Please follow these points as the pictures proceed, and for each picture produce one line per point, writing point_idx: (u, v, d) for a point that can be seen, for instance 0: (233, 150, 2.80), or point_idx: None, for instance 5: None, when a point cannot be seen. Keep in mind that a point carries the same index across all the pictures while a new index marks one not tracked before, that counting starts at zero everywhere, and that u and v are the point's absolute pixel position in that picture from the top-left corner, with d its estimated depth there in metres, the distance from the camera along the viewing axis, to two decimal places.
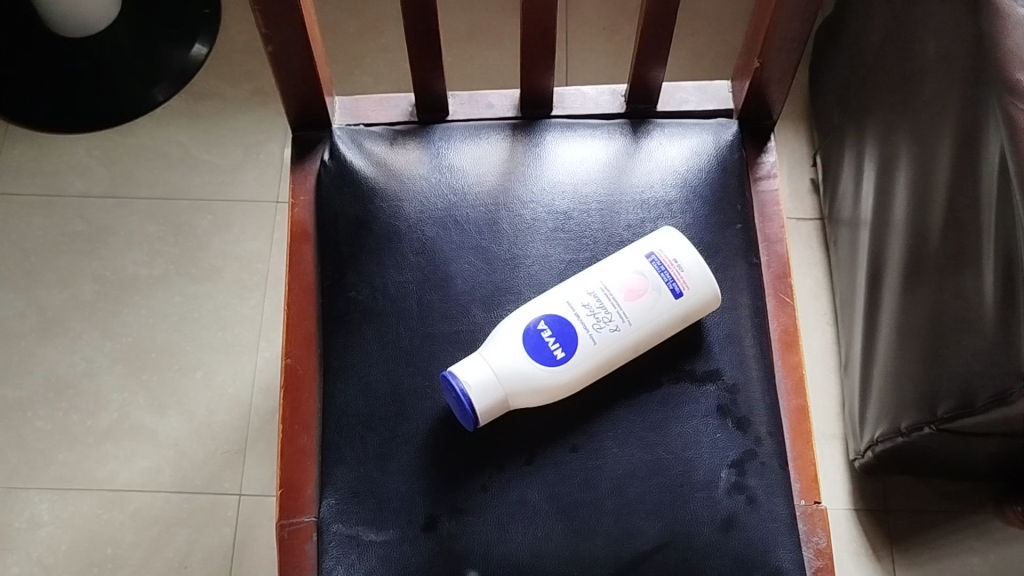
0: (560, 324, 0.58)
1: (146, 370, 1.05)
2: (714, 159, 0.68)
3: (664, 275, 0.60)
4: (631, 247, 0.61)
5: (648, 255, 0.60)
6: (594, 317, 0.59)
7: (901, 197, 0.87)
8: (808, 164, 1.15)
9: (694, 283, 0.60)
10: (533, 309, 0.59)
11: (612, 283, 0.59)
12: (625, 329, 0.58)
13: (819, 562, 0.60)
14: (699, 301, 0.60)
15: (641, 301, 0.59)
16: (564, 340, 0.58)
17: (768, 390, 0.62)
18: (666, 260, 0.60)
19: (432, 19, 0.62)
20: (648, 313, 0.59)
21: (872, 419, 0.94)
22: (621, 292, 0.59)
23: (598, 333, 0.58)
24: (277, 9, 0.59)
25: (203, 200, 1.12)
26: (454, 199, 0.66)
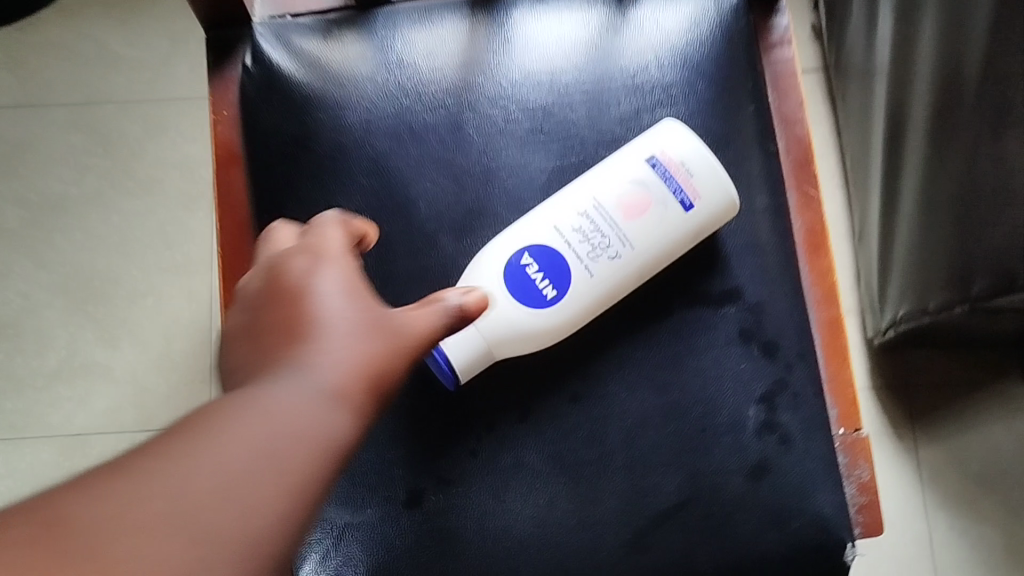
0: (550, 255, 0.49)
1: (92, 301, 0.94)
2: (717, 27, 0.56)
3: (669, 184, 0.50)
4: (627, 149, 0.51)
5: (649, 160, 0.50)
6: (589, 245, 0.49)
7: (926, 40, 0.74)
8: (808, 8, 1.02)
9: (706, 191, 0.50)
10: (512, 236, 0.50)
11: (607, 198, 0.50)
12: (627, 256, 0.49)
13: (864, 498, 0.52)
14: (714, 211, 0.50)
15: (644, 218, 0.50)
16: (555, 275, 0.49)
17: (796, 306, 0.53)
18: (670, 163, 0.50)
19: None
20: (652, 233, 0.50)
21: (893, 298, 0.85)
22: (618, 211, 0.50)
23: (594, 264, 0.49)
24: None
25: (130, 102, 0.98)
26: (408, 101, 0.55)
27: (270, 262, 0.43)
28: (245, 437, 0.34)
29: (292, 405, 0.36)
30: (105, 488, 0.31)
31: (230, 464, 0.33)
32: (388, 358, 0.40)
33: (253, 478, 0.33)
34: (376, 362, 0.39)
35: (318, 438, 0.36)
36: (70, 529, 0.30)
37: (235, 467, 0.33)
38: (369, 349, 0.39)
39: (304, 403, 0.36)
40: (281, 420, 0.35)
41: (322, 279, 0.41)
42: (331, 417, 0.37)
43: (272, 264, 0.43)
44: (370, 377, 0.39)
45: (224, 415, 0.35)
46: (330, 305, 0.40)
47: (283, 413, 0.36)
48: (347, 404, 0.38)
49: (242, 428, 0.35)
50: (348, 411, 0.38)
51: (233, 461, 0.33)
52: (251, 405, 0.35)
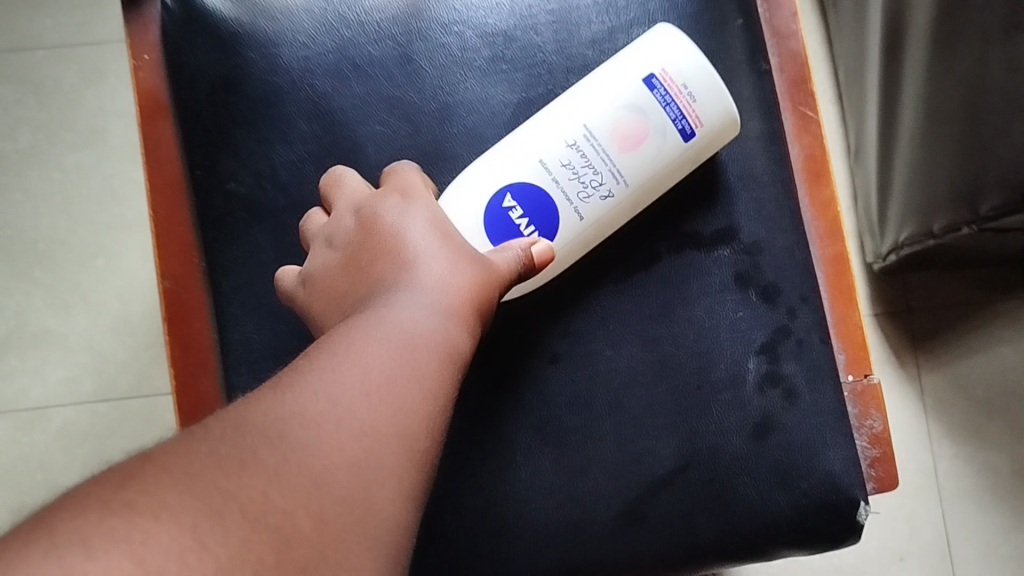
0: (533, 193, 0.44)
1: (38, 266, 0.87)
2: None
3: (668, 111, 0.44)
4: (621, 64, 0.45)
5: (647, 79, 0.44)
6: (578, 182, 0.44)
7: None
8: None
9: (710, 120, 0.44)
10: (492, 172, 0.44)
11: (598, 126, 0.44)
12: (620, 194, 0.44)
13: (877, 450, 0.48)
14: (717, 138, 0.45)
15: (639, 150, 0.44)
16: (539, 217, 0.44)
17: (798, 242, 0.47)
18: (672, 85, 0.44)
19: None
20: (649, 167, 0.44)
21: (892, 219, 0.80)
22: (612, 140, 0.44)
23: (584, 204, 0.44)
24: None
25: (60, 47, 0.90)
26: (350, 32, 0.48)
27: (355, 207, 0.43)
28: (381, 349, 0.34)
29: (417, 321, 0.36)
30: (263, 408, 0.31)
31: (376, 374, 0.34)
32: (490, 284, 0.40)
33: (396, 384, 0.34)
34: (481, 287, 0.39)
35: (445, 353, 0.36)
36: (244, 438, 0.30)
37: (380, 376, 0.34)
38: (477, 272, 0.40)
39: (426, 321, 0.37)
40: (410, 333, 0.36)
41: (412, 220, 0.41)
42: (450, 334, 0.37)
43: (358, 211, 0.43)
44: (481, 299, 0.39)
45: (356, 336, 0.35)
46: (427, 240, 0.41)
47: (410, 329, 0.36)
48: (464, 320, 0.38)
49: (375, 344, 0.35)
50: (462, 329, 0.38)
51: (379, 370, 0.34)
52: (377, 325, 0.35)
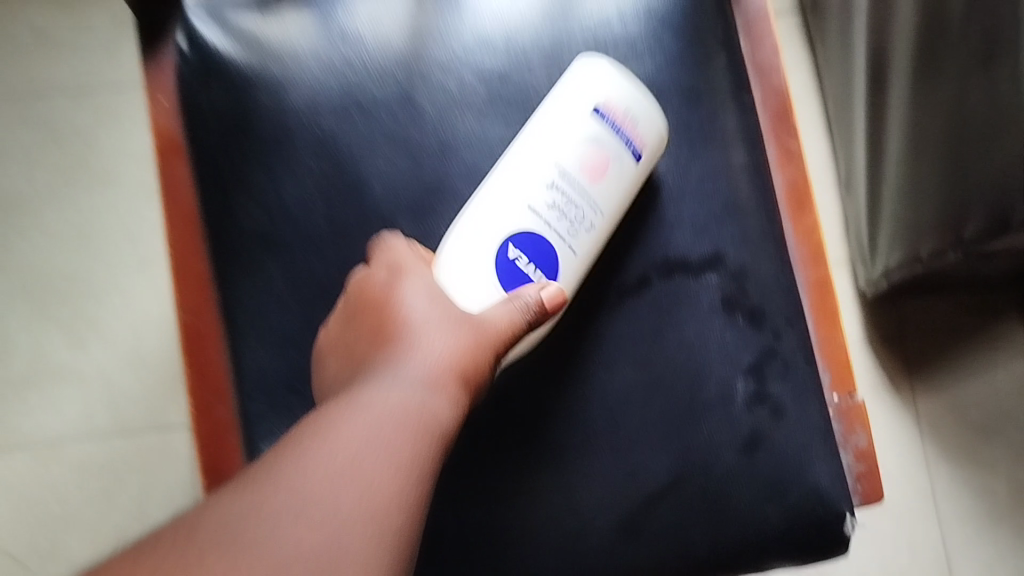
0: (530, 241, 0.46)
1: (54, 304, 0.90)
2: None
3: (622, 137, 0.47)
4: (566, 105, 0.47)
5: (594, 113, 0.47)
6: (567, 221, 0.46)
7: None
8: None
9: (655, 140, 0.48)
10: (483, 226, 0.46)
11: (568, 166, 0.47)
12: (602, 225, 0.47)
13: (862, 466, 0.50)
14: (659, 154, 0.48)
15: (606, 179, 0.47)
16: (543, 261, 0.46)
17: (781, 267, 0.50)
18: (616, 114, 0.47)
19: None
20: (619, 194, 0.47)
21: (883, 245, 0.82)
22: (581, 175, 0.47)
23: (576, 240, 0.46)
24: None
25: (76, 91, 0.94)
26: (355, 75, 0.51)
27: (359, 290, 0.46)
28: (358, 425, 0.36)
29: (395, 397, 0.38)
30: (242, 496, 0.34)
31: (354, 451, 0.36)
32: (478, 351, 0.42)
33: (374, 459, 0.36)
34: (467, 355, 0.41)
35: (425, 424, 0.38)
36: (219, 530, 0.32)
37: (358, 453, 0.35)
38: (462, 339, 0.41)
39: (407, 396, 0.38)
40: (387, 409, 0.38)
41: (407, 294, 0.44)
42: (432, 405, 0.39)
43: (355, 292, 0.45)
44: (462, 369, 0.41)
45: (338, 417, 0.37)
46: (416, 314, 0.43)
47: (390, 404, 0.38)
48: (446, 390, 0.40)
49: (355, 421, 0.37)
50: (447, 398, 0.40)
51: (356, 448, 0.36)
52: (358, 403, 0.37)
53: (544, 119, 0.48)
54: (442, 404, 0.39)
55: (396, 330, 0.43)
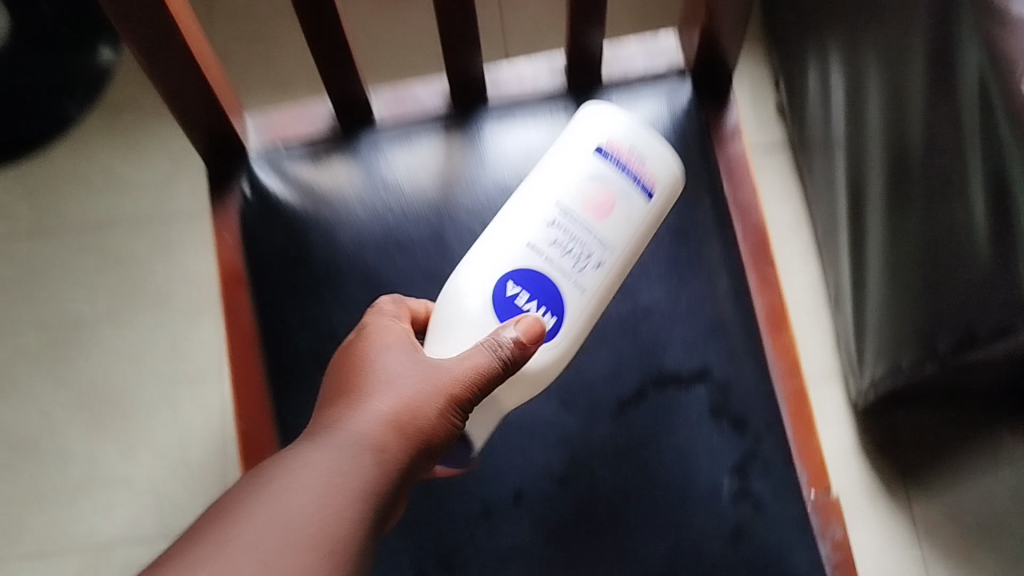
0: (534, 276, 0.53)
1: (108, 416, 0.98)
2: (671, 130, 0.62)
3: (624, 175, 0.54)
4: (573, 149, 0.54)
5: (598, 155, 0.54)
6: (569, 257, 0.53)
7: (875, 117, 0.79)
8: (771, 89, 1.09)
9: (660, 175, 0.54)
10: (490, 262, 0.53)
11: (570, 204, 0.54)
12: (607, 260, 0.53)
13: (839, 556, 0.55)
14: (668, 191, 0.55)
15: (612, 215, 0.54)
16: (547, 299, 0.53)
17: (763, 377, 0.57)
18: (620, 154, 0.54)
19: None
20: (622, 227, 0.54)
21: (870, 358, 0.89)
22: (587, 212, 0.53)
23: (581, 275, 0.53)
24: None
25: (137, 224, 1.04)
26: (395, 218, 0.60)
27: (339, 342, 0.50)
28: (290, 480, 0.39)
29: (331, 458, 0.41)
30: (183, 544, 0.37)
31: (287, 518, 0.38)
32: (422, 408, 0.44)
33: (305, 523, 0.37)
34: (409, 414, 0.44)
35: (359, 484, 0.40)
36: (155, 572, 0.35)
37: (291, 518, 0.37)
38: (406, 398, 0.44)
39: (343, 452, 0.41)
40: (324, 473, 0.40)
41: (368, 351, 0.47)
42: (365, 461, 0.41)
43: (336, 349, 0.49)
44: (403, 430, 0.43)
45: (276, 470, 0.40)
46: (374, 368, 0.46)
47: (324, 459, 0.40)
48: (383, 447, 0.42)
49: (291, 475, 0.39)
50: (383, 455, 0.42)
51: (290, 514, 0.38)
52: (296, 460, 0.40)
53: (547, 164, 0.55)
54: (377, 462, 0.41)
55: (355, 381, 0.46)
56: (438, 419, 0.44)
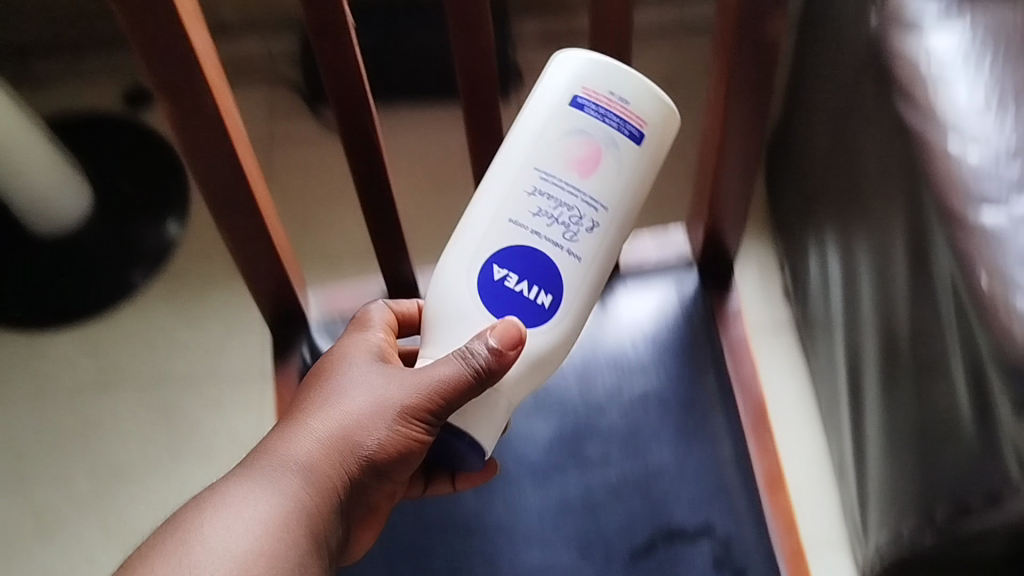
0: (526, 252, 0.57)
1: None
2: (678, 312, 0.71)
3: (609, 124, 0.57)
4: (551, 107, 0.57)
5: (578, 107, 0.57)
6: (558, 226, 0.57)
7: (868, 302, 0.87)
8: (777, 271, 1.19)
9: (646, 115, 0.57)
10: (478, 248, 0.57)
11: (552, 168, 0.57)
12: (598, 218, 0.57)
13: None
14: (659, 127, 0.57)
15: (597, 171, 0.57)
16: (540, 278, 0.57)
17: (762, 535, 0.63)
18: (601, 101, 0.57)
19: (365, 109, 0.59)
20: (608, 181, 0.57)
21: (873, 527, 0.95)
22: (573, 173, 0.57)
23: (573, 245, 0.57)
24: (196, 122, 0.56)
25: (191, 381, 1.13)
26: None
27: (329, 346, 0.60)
28: (244, 493, 0.50)
29: (281, 475, 0.51)
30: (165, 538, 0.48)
31: (232, 516, 0.49)
32: (365, 426, 0.54)
33: (242, 524, 0.49)
34: (352, 434, 0.53)
35: (300, 498, 0.51)
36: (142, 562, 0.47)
37: (233, 519, 0.49)
38: (352, 422, 0.54)
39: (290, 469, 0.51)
40: (268, 482, 0.51)
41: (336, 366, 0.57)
42: (305, 479, 0.51)
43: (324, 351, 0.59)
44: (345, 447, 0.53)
45: (238, 482, 0.51)
46: (338, 381, 0.56)
47: (272, 478, 0.51)
48: (323, 464, 0.52)
49: (247, 489, 0.50)
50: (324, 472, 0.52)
51: (231, 513, 0.49)
52: (253, 476, 0.51)
53: (525, 128, 0.57)
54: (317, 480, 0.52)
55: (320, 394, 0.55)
56: (387, 434, 0.54)
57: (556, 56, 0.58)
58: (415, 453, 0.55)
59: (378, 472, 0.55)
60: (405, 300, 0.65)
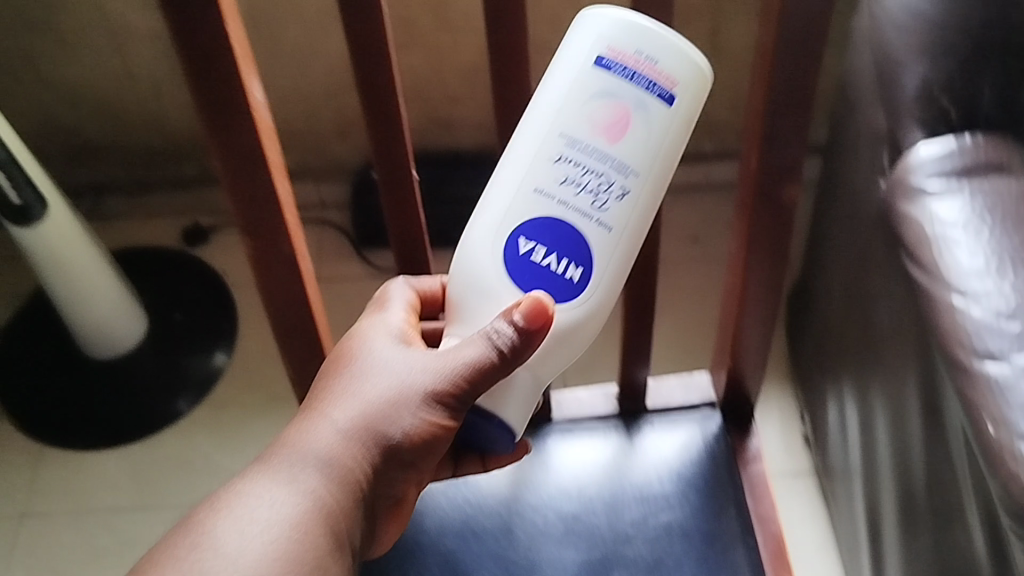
0: (553, 223, 0.55)
1: None
2: (702, 450, 0.75)
3: (638, 84, 0.54)
4: (579, 67, 0.55)
5: (605, 68, 0.54)
6: (586, 193, 0.55)
7: (884, 451, 0.91)
8: (798, 420, 1.23)
9: (677, 75, 0.54)
10: (502, 220, 0.56)
11: (579, 134, 0.55)
12: (628, 185, 0.55)
13: None
14: (691, 89, 0.55)
15: (625, 135, 0.55)
16: (566, 251, 0.56)
17: None
18: (629, 60, 0.54)
19: (422, 255, 0.67)
20: (637, 144, 0.55)
21: None
22: (601, 138, 0.55)
23: (602, 214, 0.55)
24: (275, 262, 0.63)
25: None
26: (472, 509, 0.72)
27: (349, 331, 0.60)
28: (270, 484, 0.51)
29: (306, 465, 0.52)
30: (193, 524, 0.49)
31: (259, 500, 0.50)
32: (391, 415, 0.54)
33: (270, 512, 0.49)
34: (377, 422, 0.54)
35: (326, 487, 0.51)
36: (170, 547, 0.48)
37: (261, 507, 0.49)
38: (378, 410, 0.54)
39: (316, 459, 0.52)
40: (295, 472, 0.51)
41: (356, 352, 0.57)
42: (331, 468, 0.52)
43: (347, 334, 0.60)
44: (370, 435, 0.54)
45: (263, 473, 0.51)
46: (360, 368, 0.56)
47: (298, 469, 0.52)
48: (348, 453, 0.53)
49: (272, 480, 0.51)
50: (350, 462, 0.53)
51: (258, 502, 0.50)
52: (278, 467, 0.52)
53: (549, 95, 0.55)
54: (344, 469, 0.53)
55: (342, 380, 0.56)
56: (413, 421, 0.54)
57: (584, 12, 0.56)
58: (440, 439, 0.56)
59: (403, 458, 0.55)
60: (428, 278, 0.65)
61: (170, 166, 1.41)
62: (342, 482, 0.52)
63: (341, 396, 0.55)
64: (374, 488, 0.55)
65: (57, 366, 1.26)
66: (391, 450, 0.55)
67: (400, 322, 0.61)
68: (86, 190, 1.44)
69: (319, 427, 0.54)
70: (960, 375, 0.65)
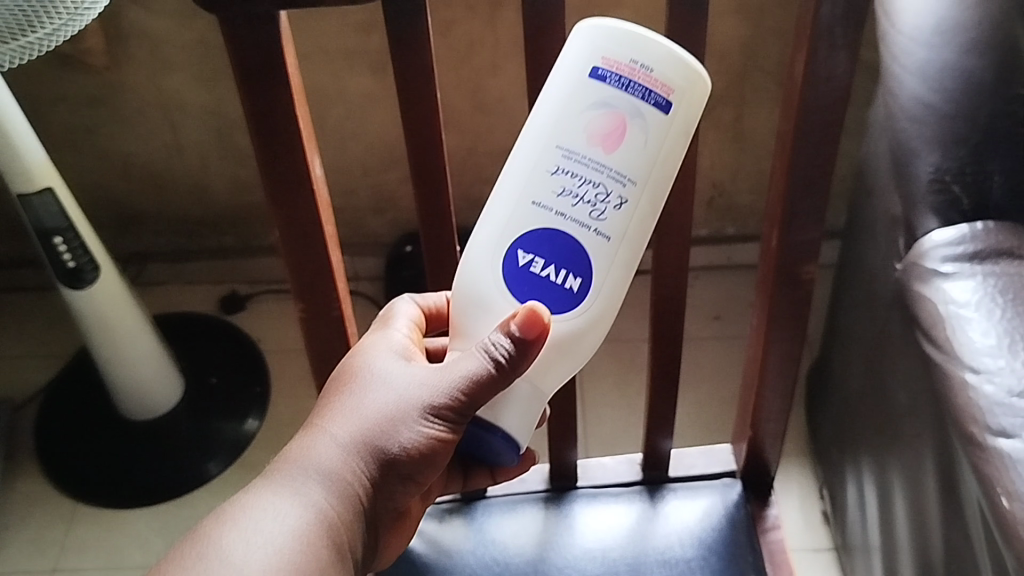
0: (551, 235, 0.56)
1: None
2: (724, 517, 0.78)
3: (632, 94, 0.54)
4: (574, 81, 0.55)
5: (600, 80, 0.54)
6: (584, 204, 0.55)
7: (903, 527, 0.92)
8: (817, 496, 1.24)
9: (674, 83, 0.53)
10: (502, 233, 0.57)
11: (576, 145, 0.55)
12: (626, 194, 0.55)
13: None
14: (689, 95, 0.54)
15: (622, 143, 0.54)
16: (564, 261, 0.56)
17: None
18: (623, 70, 0.54)
19: None
20: (634, 153, 0.54)
21: None
22: (597, 149, 0.55)
23: (599, 224, 0.55)
24: (321, 326, 0.67)
25: None
26: (499, 569, 0.75)
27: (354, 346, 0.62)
28: (269, 497, 0.54)
29: (305, 482, 0.55)
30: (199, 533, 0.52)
31: (260, 516, 0.52)
32: (389, 430, 0.57)
33: (271, 525, 0.52)
34: (376, 438, 0.56)
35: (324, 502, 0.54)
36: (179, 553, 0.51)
37: (262, 521, 0.52)
38: (377, 426, 0.57)
39: (315, 475, 0.55)
40: (296, 488, 0.54)
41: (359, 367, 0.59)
42: (328, 484, 0.55)
43: (352, 348, 0.62)
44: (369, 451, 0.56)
45: (264, 487, 0.54)
46: (362, 382, 0.58)
47: (297, 485, 0.54)
48: (346, 470, 0.56)
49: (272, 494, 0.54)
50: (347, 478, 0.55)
51: (261, 515, 0.52)
52: (278, 482, 0.54)
53: (547, 106, 0.56)
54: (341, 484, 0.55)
55: (344, 395, 0.58)
56: (411, 436, 0.57)
57: (579, 25, 0.55)
58: (439, 452, 0.57)
59: (402, 471, 0.58)
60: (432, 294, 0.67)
61: (212, 236, 1.47)
62: (340, 497, 0.55)
63: (342, 412, 0.57)
64: (374, 500, 0.58)
65: (95, 426, 1.31)
66: (391, 463, 0.57)
67: (404, 338, 0.63)
68: (132, 258, 1.50)
69: (320, 442, 0.56)
70: (975, 449, 0.67)
